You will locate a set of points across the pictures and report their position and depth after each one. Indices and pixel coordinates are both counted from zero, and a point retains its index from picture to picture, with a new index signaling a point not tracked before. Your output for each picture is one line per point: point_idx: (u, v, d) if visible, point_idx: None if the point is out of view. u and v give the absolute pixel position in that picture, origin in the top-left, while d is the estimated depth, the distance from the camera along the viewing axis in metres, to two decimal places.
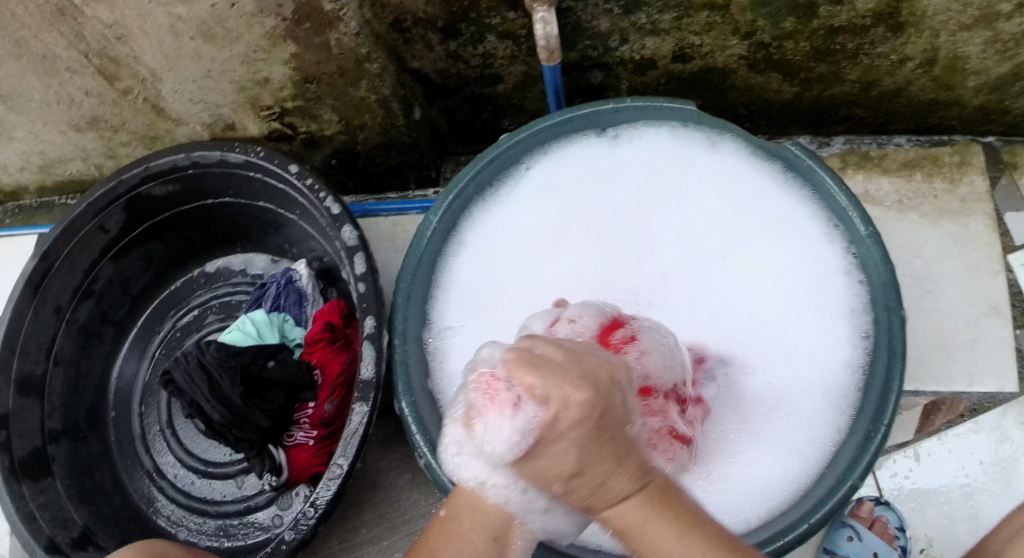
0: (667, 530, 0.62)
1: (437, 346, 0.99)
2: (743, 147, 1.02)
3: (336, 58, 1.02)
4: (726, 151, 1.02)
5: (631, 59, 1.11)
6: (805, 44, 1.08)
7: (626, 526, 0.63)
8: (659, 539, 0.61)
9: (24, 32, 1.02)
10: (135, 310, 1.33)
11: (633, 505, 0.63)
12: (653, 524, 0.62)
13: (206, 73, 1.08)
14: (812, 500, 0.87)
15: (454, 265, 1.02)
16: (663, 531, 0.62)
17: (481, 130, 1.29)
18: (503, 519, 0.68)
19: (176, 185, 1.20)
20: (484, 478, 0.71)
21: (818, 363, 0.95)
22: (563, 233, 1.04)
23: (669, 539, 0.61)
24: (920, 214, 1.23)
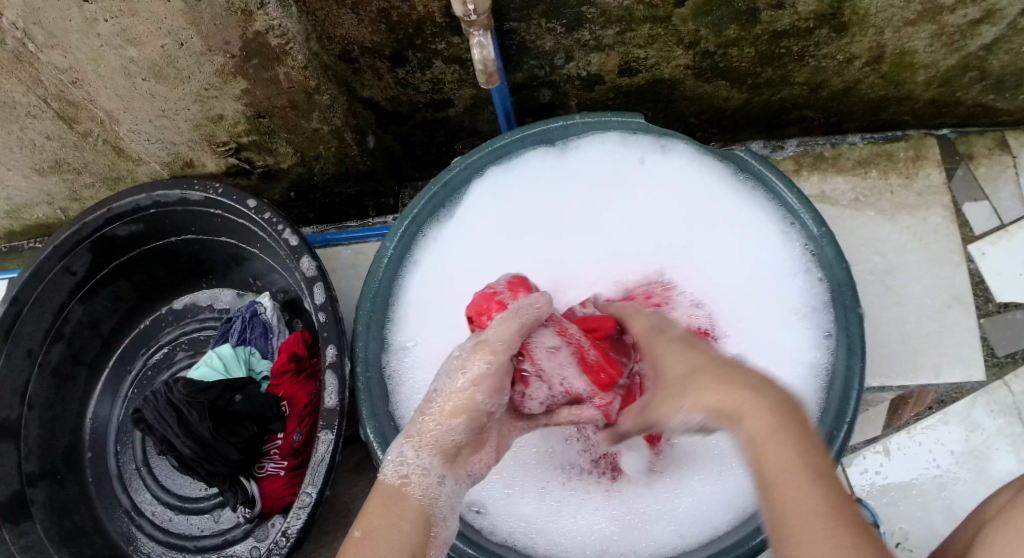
0: (756, 402, 0.59)
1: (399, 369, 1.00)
2: (693, 152, 1.03)
3: (286, 91, 1.04)
4: (677, 157, 1.03)
5: (578, 76, 1.12)
6: (750, 50, 1.09)
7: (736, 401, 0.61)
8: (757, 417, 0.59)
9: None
10: (107, 350, 1.33)
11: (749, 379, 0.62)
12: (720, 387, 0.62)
13: (161, 112, 1.09)
14: None
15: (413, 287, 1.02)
16: (755, 404, 0.59)
17: (436, 154, 1.31)
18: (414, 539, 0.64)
19: (139, 224, 1.21)
20: (396, 501, 0.66)
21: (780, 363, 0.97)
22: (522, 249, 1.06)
23: (760, 409, 0.59)
24: (878, 211, 1.24)
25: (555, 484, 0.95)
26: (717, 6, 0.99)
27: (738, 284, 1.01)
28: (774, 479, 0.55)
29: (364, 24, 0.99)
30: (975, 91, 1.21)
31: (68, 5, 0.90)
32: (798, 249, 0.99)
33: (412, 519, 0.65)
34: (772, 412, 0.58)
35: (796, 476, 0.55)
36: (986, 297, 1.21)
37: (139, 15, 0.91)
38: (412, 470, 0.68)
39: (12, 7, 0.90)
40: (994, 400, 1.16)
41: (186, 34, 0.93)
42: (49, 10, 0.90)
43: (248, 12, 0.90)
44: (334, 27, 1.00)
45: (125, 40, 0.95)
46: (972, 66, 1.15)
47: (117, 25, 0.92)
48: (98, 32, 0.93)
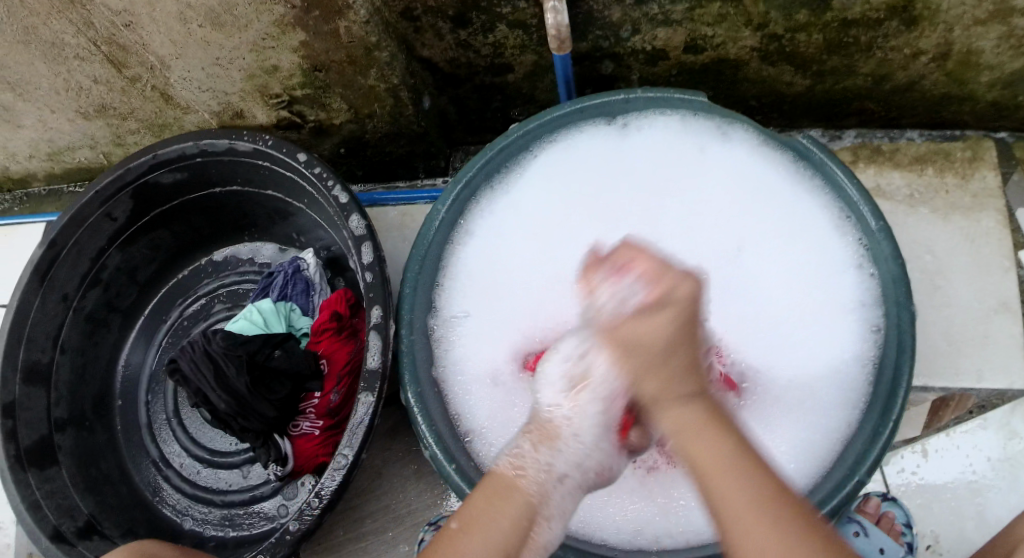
0: (720, 435, 0.62)
1: (443, 334, 0.98)
2: (751, 137, 1.01)
3: (346, 46, 1.03)
4: (737, 140, 1.02)
5: (642, 50, 1.10)
6: (818, 36, 1.07)
7: (680, 423, 0.63)
8: (698, 430, 0.63)
9: (33, 19, 1.02)
10: (143, 298, 1.33)
11: (695, 406, 0.64)
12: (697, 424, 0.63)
13: (215, 61, 1.07)
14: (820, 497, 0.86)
15: (461, 255, 1.01)
16: (710, 437, 0.62)
17: (491, 119, 1.29)
18: (514, 538, 0.65)
19: (184, 173, 1.20)
20: (504, 493, 0.67)
21: (830, 355, 0.95)
22: (575, 221, 1.04)
23: (716, 444, 0.61)
24: (931, 209, 1.22)
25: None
26: None
27: (791, 275, 0.99)
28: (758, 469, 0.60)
29: None
30: None
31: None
32: (853, 242, 0.96)
33: (520, 515, 0.66)
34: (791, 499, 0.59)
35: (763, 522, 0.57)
36: None
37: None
38: (529, 463, 0.69)
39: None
40: None
41: None
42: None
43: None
44: None
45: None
46: None
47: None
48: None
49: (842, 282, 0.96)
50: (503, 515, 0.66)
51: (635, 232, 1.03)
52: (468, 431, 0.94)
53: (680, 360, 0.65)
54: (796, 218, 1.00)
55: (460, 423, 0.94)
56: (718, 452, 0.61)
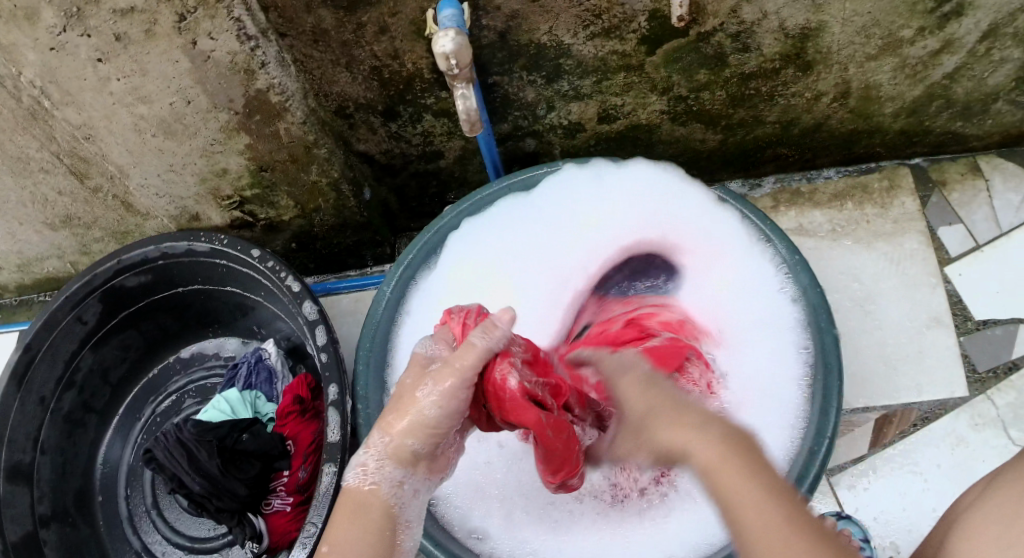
0: (740, 459, 0.62)
1: None
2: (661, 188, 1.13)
3: (287, 146, 1.11)
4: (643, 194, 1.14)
5: (560, 125, 1.22)
6: (721, 93, 1.18)
7: (705, 459, 0.64)
8: (735, 481, 0.61)
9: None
10: (117, 397, 1.38)
11: (709, 433, 0.66)
12: (725, 458, 0.63)
13: (169, 167, 1.13)
14: None
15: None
16: (732, 466, 0.62)
17: (429, 205, 1.40)
18: (369, 535, 0.70)
19: (148, 275, 1.27)
20: (355, 500, 0.73)
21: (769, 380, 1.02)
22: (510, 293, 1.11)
23: (738, 470, 0.61)
24: (854, 240, 1.30)
25: (562, 500, 1.00)
26: (686, 53, 1.08)
27: (720, 305, 1.08)
28: (738, 501, 0.60)
29: (357, 82, 1.08)
30: (942, 120, 1.27)
31: (83, 65, 0.95)
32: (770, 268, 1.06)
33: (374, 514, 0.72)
34: (790, 520, 0.58)
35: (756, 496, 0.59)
36: (964, 316, 1.25)
37: (150, 75, 0.96)
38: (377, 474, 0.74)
39: (30, 67, 0.94)
40: (977, 414, 1.20)
41: (193, 92, 0.99)
42: (66, 71, 0.95)
43: (252, 72, 0.98)
44: (330, 85, 1.08)
45: (136, 98, 1.00)
46: (937, 95, 1.21)
47: (130, 85, 0.98)
48: (111, 91, 0.99)
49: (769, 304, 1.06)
50: (358, 522, 0.71)
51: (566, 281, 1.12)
52: (431, 497, 1.00)
53: (689, 412, 0.71)
54: (720, 252, 1.10)
55: None
56: (736, 474, 0.61)
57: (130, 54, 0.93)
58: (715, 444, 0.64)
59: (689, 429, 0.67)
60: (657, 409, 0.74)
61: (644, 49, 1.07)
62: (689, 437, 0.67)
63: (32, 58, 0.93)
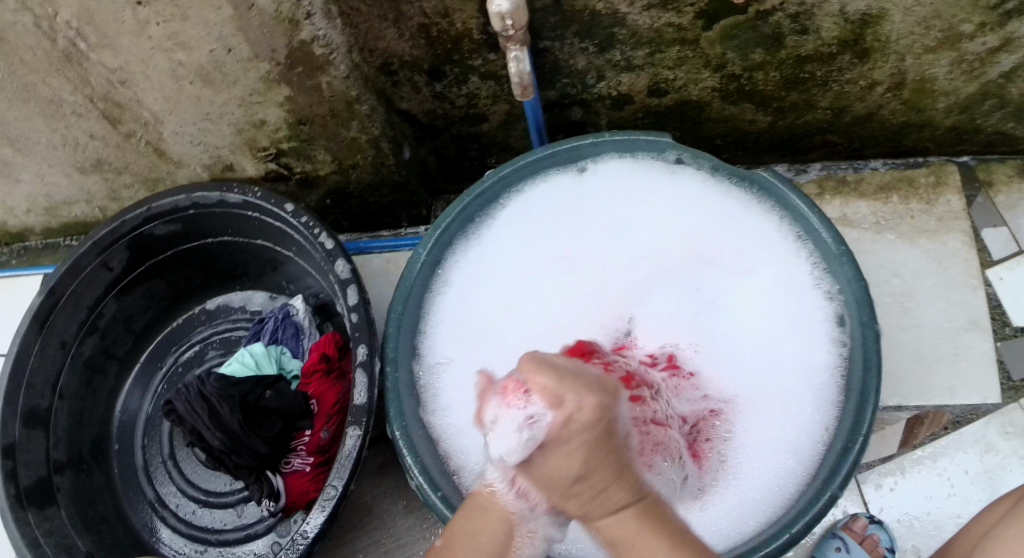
0: (656, 540, 0.73)
1: (429, 380, 1.05)
2: (704, 168, 1.11)
3: (328, 100, 1.08)
4: (683, 175, 1.12)
5: (609, 95, 1.22)
6: (775, 74, 1.15)
7: (619, 534, 0.74)
8: (653, 551, 0.73)
9: (32, 76, 1.05)
10: (139, 345, 1.38)
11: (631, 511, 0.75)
12: (637, 535, 0.74)
13: (205, 116, 1.11)
14: (802, 501, 0.90)
15: (443, 297, 1.10)
16: (646, 544, 0.73)
17: (469, 167, 1.38)
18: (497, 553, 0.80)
19: (177, 224, 1.26)
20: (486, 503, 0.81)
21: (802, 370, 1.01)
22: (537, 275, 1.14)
23: (657, 547, 0.73)
24: (898, 234, 1.27)
25: None
26: (743, 30, 1.05)
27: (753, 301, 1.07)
28: (646, 556, 0.73)
29: (404, 39, 1.05)
30: (995, 119, 1.23)
31: (122, 8, 0.92)
32: (808, 262, 1.04)
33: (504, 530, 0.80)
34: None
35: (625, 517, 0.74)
36: (1002, 321, 1.23)
37: (190, 20, 0.93)
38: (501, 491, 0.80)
39: (67, 8, 0.92)
40: (1009, 422, 1.17)
41: (234, 41, 0.97)
42: (105, 13, 0.93)
43: (296, 22, 0.94)
44: (376, 41, 1.05)
45: (175, 44, 0.97)
46: (993, 93, 1.18)
47: (169, 29, 0.95)
48: (150, 35, 0.96)
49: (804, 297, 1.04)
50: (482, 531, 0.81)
51: (602, 267, 1.13)
52: (456, 468, 1.00)
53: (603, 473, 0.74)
54: (755, 243, 1.08)
55: (448, 461, 1.00)
56: (647, 542, 0.73)
57: None
58: (639, 501, 0.76)
59: (639, 534, 0.74)
60: (554, 458, 0.73)
61: (700, 23, 1.04)
62: (621, 508, 0.75)
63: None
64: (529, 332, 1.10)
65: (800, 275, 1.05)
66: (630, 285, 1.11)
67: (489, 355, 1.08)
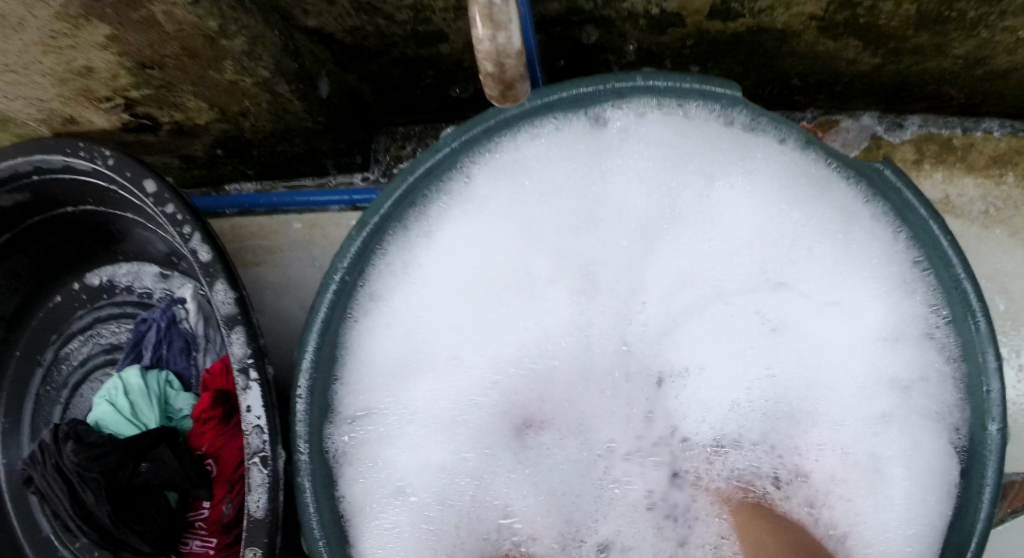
0: None
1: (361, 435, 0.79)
2: (789, 149, 0.76)
3: (175, 36, 0.73)
4: (763, 145, 0.77)
5: (645, 13, 0.86)
6: (910, 7, 0.79)
7: None
8: None
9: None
10: (10, 336, 1.06)
11: None
12: None
13: (6, 65, 0.74)
14: None
15: (386, 326, 0.80)
16: None
17: (423, 97, 1.00)
18: None
19: (23, 192, 0.92)
20: None
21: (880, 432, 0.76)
22: (520, 274, 0.82)
23: None
24: (1010, 230, 0.97)
25: None
26: None
27: (825, 348, 0.78)
28: None
29: None
30: None
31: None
32: (925, 299, 0.75)
33: None
34: None
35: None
36: None
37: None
38: None
39: None
40: None
41: None
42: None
43: None
44: None
45: None
46: None
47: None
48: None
49: (901, 347, 0.76)
50: None
51: (614, 283, 0.82)
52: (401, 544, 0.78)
53: None
54: (847, 264, 0.78)
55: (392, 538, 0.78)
56: None
57: None
58: None
59: None
60: None
61: None
62: None
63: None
64: (517, 356, 0.81)
65: (911, 320, 0.76)
66: (656, 312, 0.81)
67: (453, 392, 0.81)
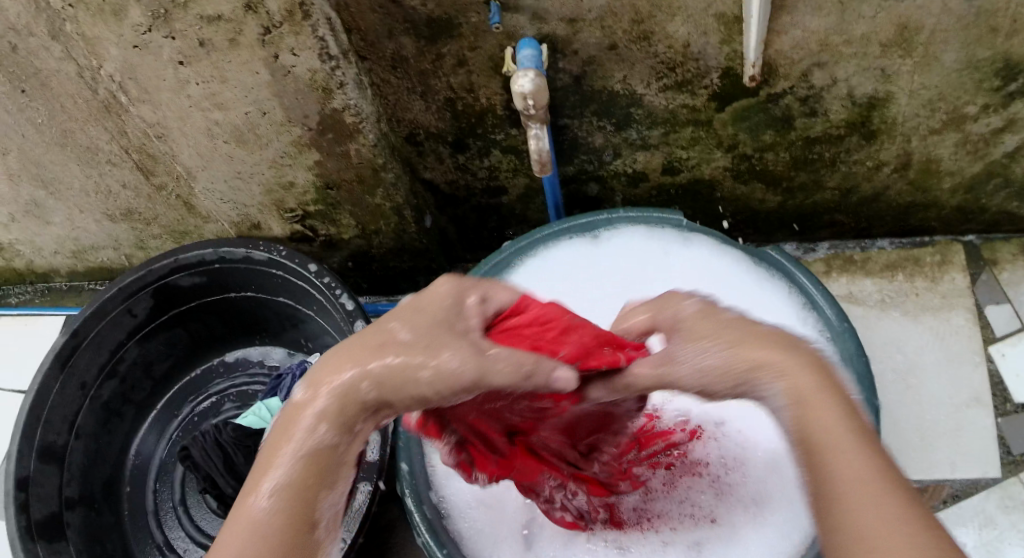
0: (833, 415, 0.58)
1: None
2: (716, 245, 1.12)
3: (355, 166, 1.11)
4: (697, 243, 1.13)
5: (624, 172, 1.25)
6: (785, 154, 1.19)
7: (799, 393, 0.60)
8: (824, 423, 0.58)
9: (71, 123, 1.11)
10: (156, 394, 1.42)
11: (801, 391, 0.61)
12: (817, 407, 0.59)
13: (237, 174, 1.16)
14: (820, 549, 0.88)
15: None
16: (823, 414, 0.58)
17: (488, 237, 1.39)
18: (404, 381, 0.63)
19: (202, 276, 1.29)
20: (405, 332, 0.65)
21: None
22: None
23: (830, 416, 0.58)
24: (902, 311, 1.29)
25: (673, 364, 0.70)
26: (753, 112, 1.10)
27: None
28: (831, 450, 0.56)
29: (431, 110, 1.08)
30: (1000, 199, 1.25)
31: (164, 67, 0.96)
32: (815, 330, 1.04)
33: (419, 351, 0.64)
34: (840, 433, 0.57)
35: (861, 464, 0.54)
36: (1004, 397, 1.23)
37: (229, 82, 0.98)
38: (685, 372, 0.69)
39: (112, 62, 0.97)
40: (1008, 495, 1.18)
41: (270, 104, 1.01)
42: (146, 71, 0.97)
43: (329, 91, 0.98)
44: (404, 112, 1.09)
45: (212, 104, 1.02)
46: (997, 173, 1.20)
47: (209, 90, 0.99)
48: (189, 95, 1.00)
49: None
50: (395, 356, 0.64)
51: None
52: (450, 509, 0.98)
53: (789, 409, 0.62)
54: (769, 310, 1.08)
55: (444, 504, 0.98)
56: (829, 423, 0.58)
57: (211, 60, 0.94)
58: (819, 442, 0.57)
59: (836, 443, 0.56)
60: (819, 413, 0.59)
61: (714, 105, 1.09)
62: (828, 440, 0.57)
63: (115, 53, 0.95)
64: None
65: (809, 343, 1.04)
66: None
67: None
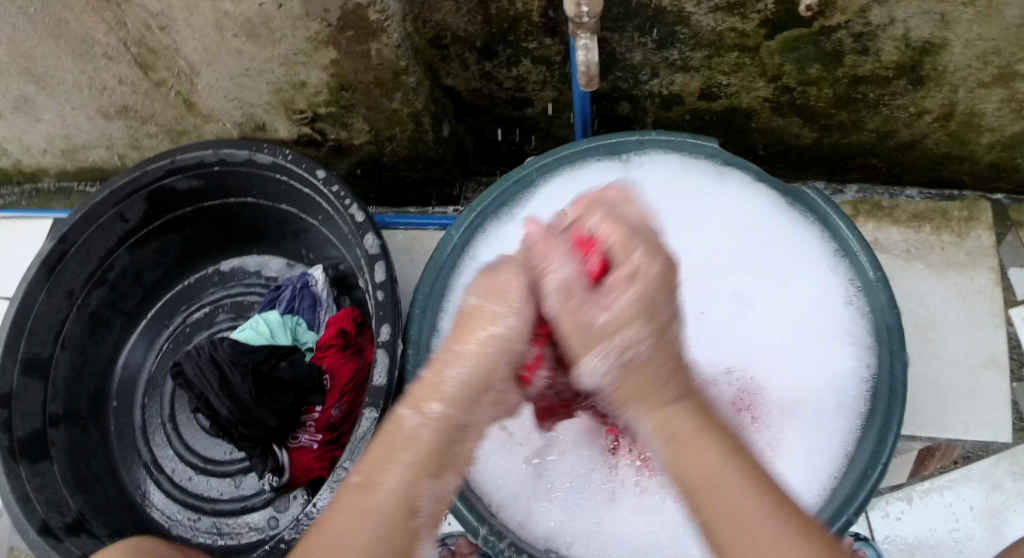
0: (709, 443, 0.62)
1: None
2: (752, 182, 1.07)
3: (375, 68, 1.04)
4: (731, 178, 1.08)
5: (658, 94, 1.19)
6: (828, 91, 1.13)
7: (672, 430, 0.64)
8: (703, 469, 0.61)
9: (65, 12, 1.02)
10: (147, 302, 1.36)
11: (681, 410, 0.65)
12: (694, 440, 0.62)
13: (245, 71, 1.08)
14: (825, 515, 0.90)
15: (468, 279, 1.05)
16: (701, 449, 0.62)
17: (505, 151, 1.33)
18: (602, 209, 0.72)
19: (200, 179, 1.21)
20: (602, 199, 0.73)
21: (830, 371, 0.98)
22: None
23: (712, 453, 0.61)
24: (927, 265, 1.25)
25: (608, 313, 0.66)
26: (804, 44, 1.04)
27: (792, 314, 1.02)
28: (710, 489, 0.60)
29: (461, 13, 1.00)
30: None
31: None
32: (847, 279, 1.00)
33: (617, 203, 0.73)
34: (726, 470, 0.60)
35: (750, 504, 0.58)
36: (1020, 362, 1.20)
37: None
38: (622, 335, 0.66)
39: None
40: (1017, 462, 1.16)
41: None
42: None
43: None
44: (431, 12, 1.00)
45: None
46: None
47: None
48: None
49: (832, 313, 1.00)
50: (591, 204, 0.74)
51: None
52: None
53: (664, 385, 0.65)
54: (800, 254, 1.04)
55: None
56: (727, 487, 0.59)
57: None
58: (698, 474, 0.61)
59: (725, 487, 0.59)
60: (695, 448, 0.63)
61: (763, 31, 1.02)
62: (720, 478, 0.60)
63: None
64: None
65: (840, 290, 1.01)
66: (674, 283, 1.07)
67: None
